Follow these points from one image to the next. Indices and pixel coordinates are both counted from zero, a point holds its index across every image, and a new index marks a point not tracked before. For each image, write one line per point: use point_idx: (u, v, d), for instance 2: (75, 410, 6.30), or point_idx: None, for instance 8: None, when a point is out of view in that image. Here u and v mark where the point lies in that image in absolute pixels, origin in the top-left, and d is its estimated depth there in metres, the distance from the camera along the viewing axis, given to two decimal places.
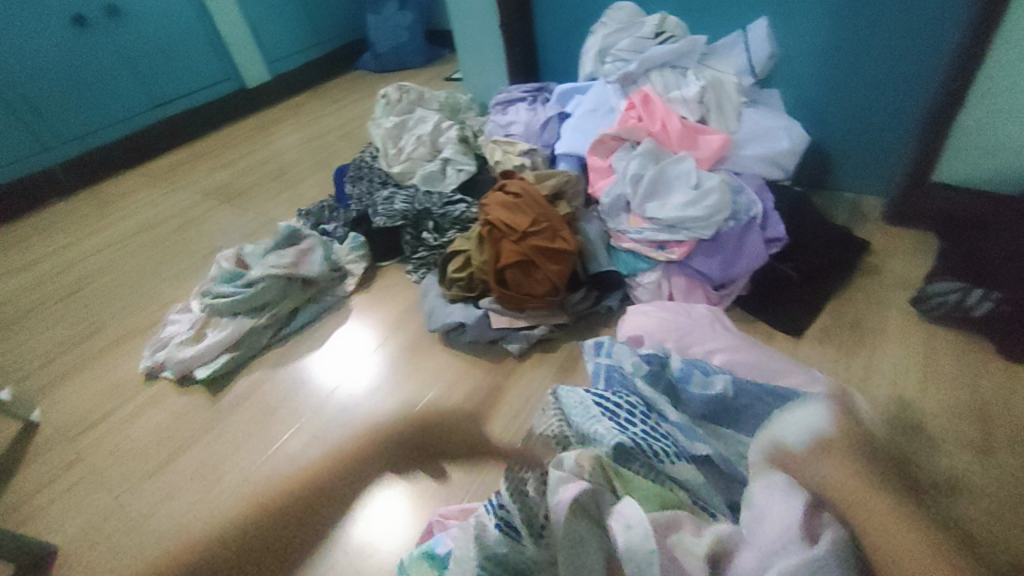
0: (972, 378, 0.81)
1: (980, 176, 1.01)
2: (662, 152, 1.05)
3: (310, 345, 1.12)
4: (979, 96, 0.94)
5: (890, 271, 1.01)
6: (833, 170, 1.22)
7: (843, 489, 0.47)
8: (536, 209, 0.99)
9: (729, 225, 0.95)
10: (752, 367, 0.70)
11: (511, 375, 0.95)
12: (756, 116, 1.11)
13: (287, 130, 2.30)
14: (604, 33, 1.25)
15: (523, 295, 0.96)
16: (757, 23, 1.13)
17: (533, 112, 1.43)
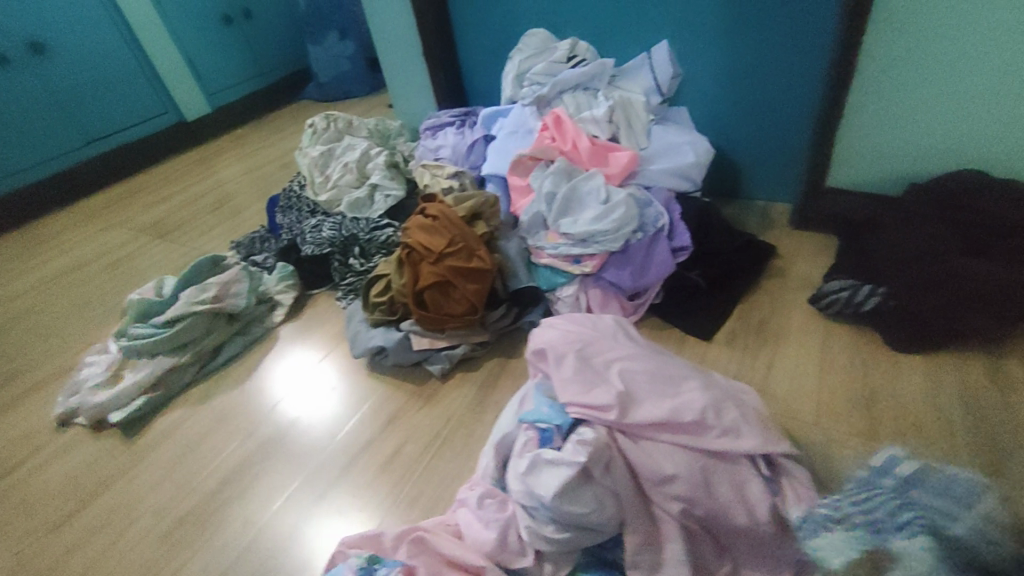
0: (862, 369, 0.86)
1: (865, 180, 1.08)
2: (575, 170, 1.09)
3: (236, 379, 1.09)
4: (856, 109, 1.01)
5: (793, 273, 1.06)
6: (743, 180, 1.29)
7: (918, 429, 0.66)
8: (452, 230, 1.00)
9: (638, 237, 0.99)
10: (652, 371, 0.68)
11: (434, 396, 0.95)
12: (663, 133, 1.16)
13: (226, 161, 2.27)
14: (519, 58, 1.29)
15: (443, 315, 0.97)
16: (660, 44, 1.18)
17: (461, 135, 1.46)
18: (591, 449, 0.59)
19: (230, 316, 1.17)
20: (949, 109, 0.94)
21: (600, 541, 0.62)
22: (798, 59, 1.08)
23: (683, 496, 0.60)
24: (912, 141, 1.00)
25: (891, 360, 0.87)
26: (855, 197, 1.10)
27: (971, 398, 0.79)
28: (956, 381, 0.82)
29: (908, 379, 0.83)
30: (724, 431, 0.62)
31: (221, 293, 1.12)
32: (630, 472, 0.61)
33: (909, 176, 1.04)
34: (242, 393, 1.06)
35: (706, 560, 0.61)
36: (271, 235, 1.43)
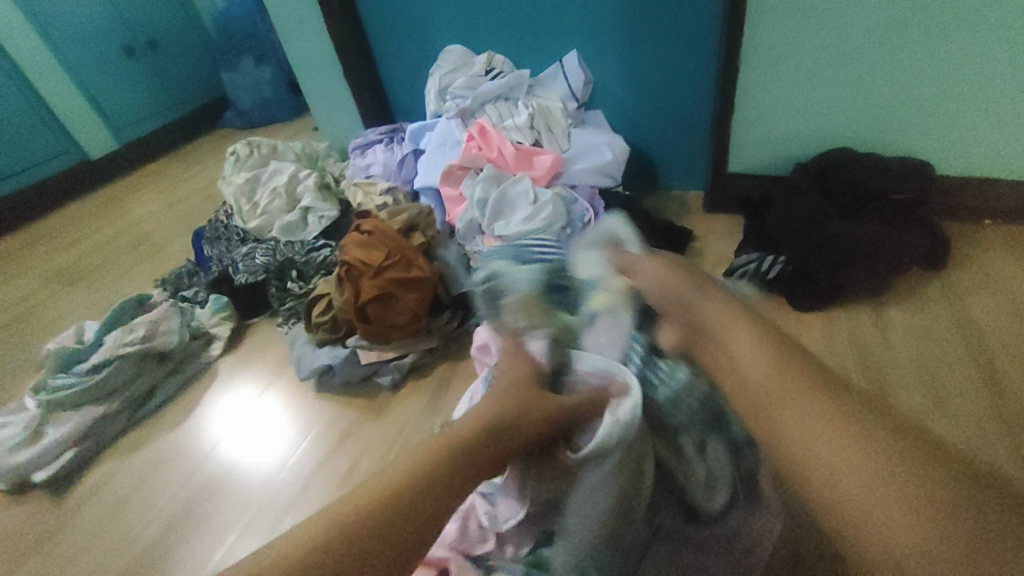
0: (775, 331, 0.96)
1: (762, 164, 1.20)
2: (502, 176, 1.14)
3: (174, 420, 1.06)
4: (745, 103, 1.13)
5: (710, 254, 1.17)
6: (660, 173, 1.39)
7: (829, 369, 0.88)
8: (390, 243, 1.03)
9: (566, 233, 1.06)
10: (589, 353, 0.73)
11: (386, 408, 0.97)
12: (581, 134, 1.24)
13: (143, 197, 2.16)
14: (440, 74, 1.33)
15: (387, 327, 0.99)
16: (570, 53, 1.27)
17: (389, 151, 1.47)
18: None
19: (162, 356, 1.13)
20: (819, 99, 1.08)
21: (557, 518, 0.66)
22: (693, 58, 1.20)
23: None
24: (796, 126, 1.13)
25: (796, 319, 0.98)
26: (756, 179, 1.22)
27: (861, 343, 0.91)
28: (848, 329, 0.94)
29: (812, 334, 0.94)
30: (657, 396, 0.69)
31: (150, 332, 1.09)
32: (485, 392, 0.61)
33: (797, 157, 1.17)
34: (184, 432, 1.03)
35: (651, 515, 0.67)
36: (200, 268, 1.38)
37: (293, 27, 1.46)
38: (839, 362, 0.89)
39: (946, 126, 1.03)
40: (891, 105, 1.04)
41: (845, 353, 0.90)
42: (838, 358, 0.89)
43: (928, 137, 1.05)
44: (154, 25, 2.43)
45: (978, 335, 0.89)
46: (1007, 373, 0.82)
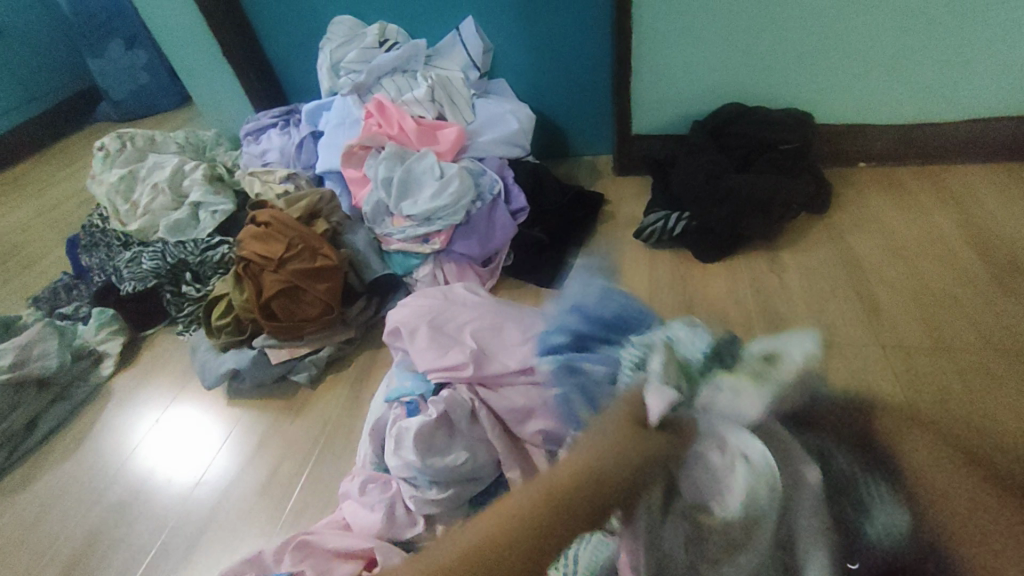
0: (682, 284, 1.02)
1: (663, 124, 1.24)
2: (406, 152, 1.09)
3: (66, 450, 0.95)
4: (641, 64, 1.15)
5: (621, 216, 1.19)
6: (569, 140, 1.39)
7: (741, 319, 0.93)
8: (289, 232, 0.96)
9: (477, 206, 1.04)
10: (500, 325, 0.74)
11: (306, 406, 0.93)
12: (486, 105, 1.21)
13: (6, 206, 1.89)
14: (330, 48, 1.24)
15: (296, 322, 0.94)
16: (466, 20, 1.22)
17: (286, 135, 1.37)
18: (446, 405, 0.64)
19: (42, 383, 1.01)
20: (707, 57, 1.11)
21: (483, 488, 0.67)
22: (589, 21, 1.19)
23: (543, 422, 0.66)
24: (690, 84, 1.16)
25: (702, 271, 1.04)
26: (658, 140, 1.25)
27: (761, 287, 0.98)
28: (748, 275, 1.00)
29: (716, 284, 1.00)
30: None
31: (23, 357, 0.97)
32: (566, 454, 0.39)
33: (693, 115, 1.21)
34: (79, 462, 0.93)
35: None
36: (80, 281, 1.24)
37: (156, 2, 1.31)
38: (744, 309, 0.95)
39: (821, 77, 1.10)
40: (772, 59, 1.10)
41: (750, 299, 0.96)
42: (741, 304, 0.95)
43: (807, 89, 1.12)
44: None
45: (856, 267, 0.98)
46: (881, 299, 0.92)
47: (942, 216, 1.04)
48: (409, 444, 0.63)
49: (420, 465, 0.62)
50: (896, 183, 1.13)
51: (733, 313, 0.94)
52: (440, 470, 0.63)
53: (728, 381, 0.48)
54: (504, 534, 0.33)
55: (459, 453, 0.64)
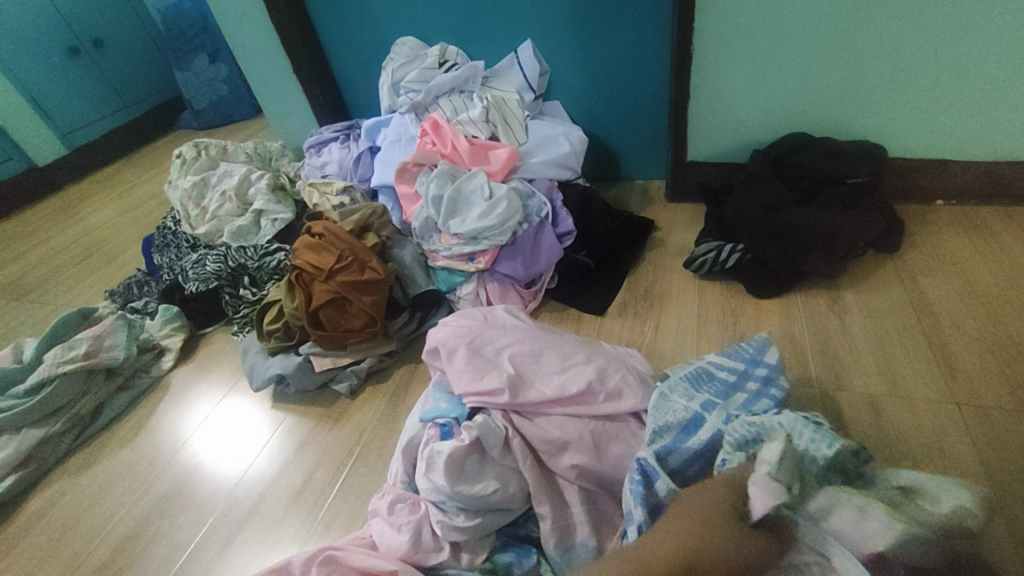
0: (732, 320, 0.97)
1: (720, 152, 1.20)
2: (457, 171, 1.11)
3: (125, 437, 1.02)
4: (700, 90, 1.12)
5: (671, 243, 1.16)
6: (621, 164, 1.37)
7: (798, 361, 0.87)
8: (341, 245, 1.00)
9: (524, 228, 1.04)
10: (539, 352, 0.73)
11: (344, 415, 0.95)
12: (538, 126, 1.22)
13: (94, 203, 2.07)
14: (392, 68, 1.29)
15: (341, 332, 0.96)
16: (525, 43, 1.24)
17: (345, 149, 1.43)
18: (479, 431, 0.64)
19: (110, 372, 1.08)
20: (771, 85, 1.08)
21: (511, 519, 0.66)
22: (648, 46, 1.18)
23: (576, 457, 0.65)
24: (752, 110, 1.12)
25: (754, 306, 0.99)
26: (714, 167, 1.22)
27: (818, 328, 0.92)
28: (805, 314, 0.95)
29: (769, 322, 0.95)
30: (608, 395, 0.68)
31: (94, 348, 1.04)
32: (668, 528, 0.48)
33: (752, 144, 1.17)
34: (136, 450, 0.99)
35: (609, 516, 0.65)
36: (150, 278, 1.33)
37: (236, 21, 1.40)
38: (800, 351, 0.89)
39: (897, 107, 1.04)
40: (841, 89, 1.04)
41: (808, 341, 0.90)
42: (797, 346, 0.90)
43: (880, 119, 1.06)
44: (100, 23, 2.32)
45: (930, 314, 0.90)
46: (958, 351, 0.84)
47: None
48: (438, 468, 0.63)
49: (449, 490, 0.62)
50: (977, 224, 1.05)
51: (787, 354, 0.89)
52: (466, 499, 0.62)
53: (854, 494, 0.47)
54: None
55: (487, 483, 0.63)
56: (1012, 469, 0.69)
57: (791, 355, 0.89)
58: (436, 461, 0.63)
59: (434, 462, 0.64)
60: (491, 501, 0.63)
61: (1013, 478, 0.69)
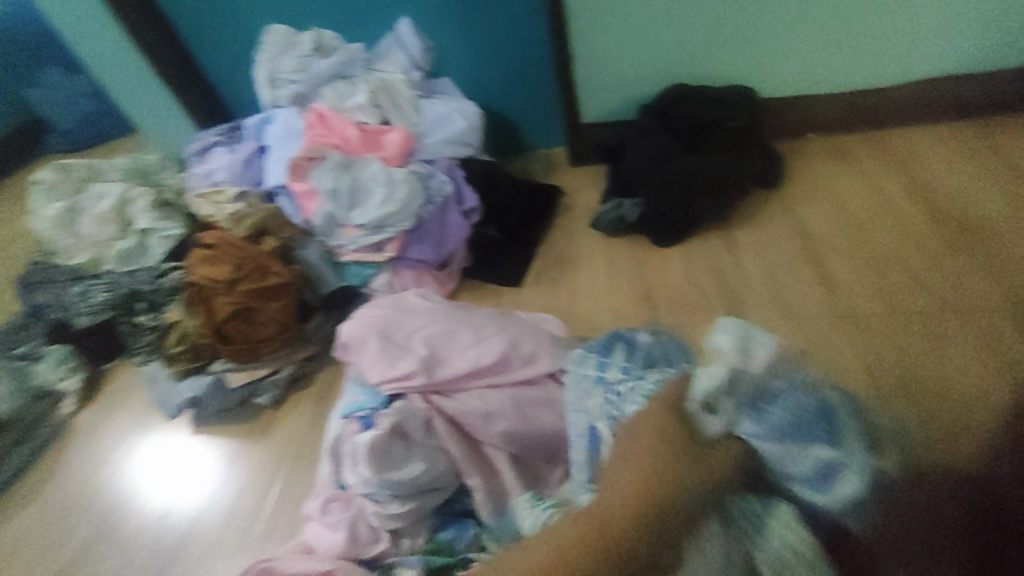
0: (641, 272, 1.02)
1: (611, 112, 1.24)
2: (351, 159, 1.08)
3: (34, 489, 0.96)
4: (581, 53, 1.15)
5: (578, 206, 1.19)
6: (524, 135, 1.36)
7: (699, 304, 0.94)
8: (237, 252, 0.93)
9: (428, 210, 1.02)
10: (452, 330, 0.73)
11: (270, 428, 0.91)
12: (431, 105, 1.19)
13: None
14: (265, 59, 1.21)
15: (252, 343, 0.91)
16: (402, 21, 1.21)
17: (234, 152, 1.31)
18: (399, 415, 0.65)
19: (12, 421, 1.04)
20: (647, 41, 1.12)
21: (445, 497, 0.66)
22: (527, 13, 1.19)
23: (501, 425, 0.66)
24: (632, 66, 1.16)
25: (659, 255, 1.04)
26: (608, 127, 1.25)
27: (716, 267, 0.99)
28: (704, 256, 1.02)
29: (674, 268, 1.01)
30: (524, 360, 0.70)
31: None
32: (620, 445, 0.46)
33: (638, 101, 1.21)
34: (45, 503, 0.92)
35: (541, 474, 0.68)
36: (29, 321, 1.13)
37: (79, 26, 1.26)
38: (701, 295, 0.95)
39: (758, 50, 1.11)
40: (710, 38, 1.10)
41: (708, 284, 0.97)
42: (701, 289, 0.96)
43: (746, 64, 1.13)
44: None
45: (808, 240, 0.99)
46: (833, 269, 0.93)
47: (892, 181, 1.05)
48: (362, 462, 0.63)
49: (377, 479, 0.62)
50: (842, 152, 1.15)
51: (690, 297, 0.96)
52: (397, 484, 0.63)
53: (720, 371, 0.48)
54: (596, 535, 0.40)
55: (416, 464, 0.63)
56: (887, 367, 0.79)
57: (694, 295, 0.96)
58: (361, 453, 0.63)
59: (359, 455, 0.63)
60: (421, 482, 0.64)
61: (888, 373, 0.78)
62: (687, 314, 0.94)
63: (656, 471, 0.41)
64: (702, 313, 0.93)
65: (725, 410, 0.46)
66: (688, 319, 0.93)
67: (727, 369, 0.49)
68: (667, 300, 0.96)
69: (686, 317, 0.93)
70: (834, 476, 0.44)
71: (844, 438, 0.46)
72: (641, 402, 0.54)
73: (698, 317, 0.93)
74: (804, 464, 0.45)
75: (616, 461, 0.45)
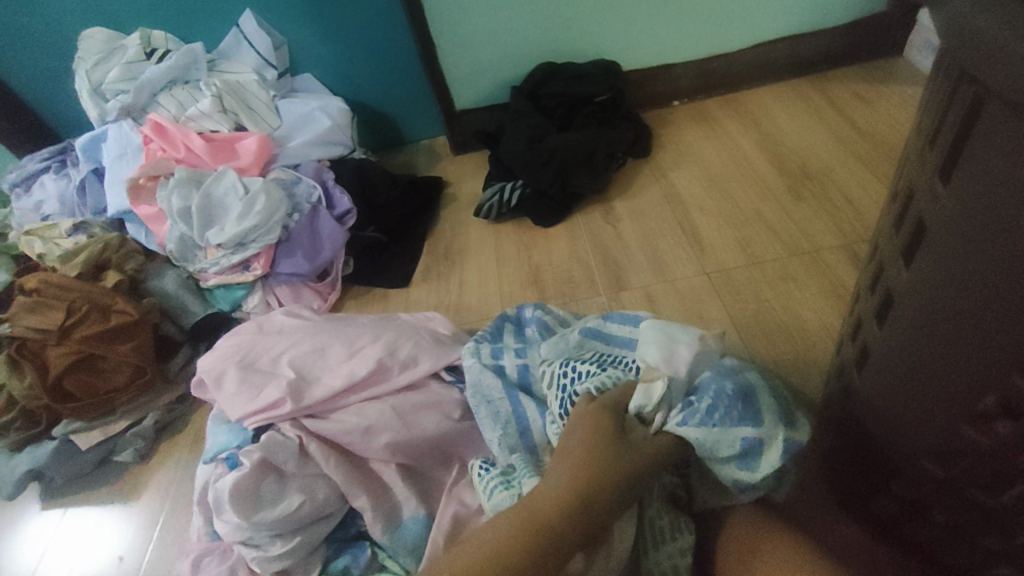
0: (528, 255, 1.01)
1: (484, 96, 1.21)
2: (201, 173, 0.97)
3: None
4: (442, 37, 1.11)
5: (462, 195, 1.16)
6: (400, 128, 1.31)
7: (585, 279, 0.95)
8: (68, 295, 0.82)
9: (295, 219, 0.96)
10: (322, 346, 0.68)
11: (138, 485, 0.81)
12: (289, 105, 1.10)
13: None
14: (85, 69, 1.07)
15: (101, 396, 0.82)
16: (245, 15, 1.09)
17: (65, 178, 1.15)
18: (264, 447, 0.58)
19: None
20: (506, 20, 1.10)
21: (334, 524, 0.62)
22: None
23: (383, 439, 0.62)
24: (495, 48, 1.14)
25: (545, 236, 1.04)
26: (483, 112, 1.23)
27: (598, 240, 1.01)
28: (587, 231, 1.03)
29: (560, 247, 1.01)
30: (402, 365, 0.67)
31: None
32: (557, 449, 0.46)
33: (509, 82, 1.20)
34: None
35: (434, 480, 0.65)
36: None
37: None
38: (586, 270, 0.96)
39: (615, 23, 1.13)
40: (566, 14, 1.10)
41: (593, 258, 0.98)
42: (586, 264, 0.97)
43: (606, 37, 1.15)
44: None
45: (680, 204, 1.03)
46: (704, 229, 0.98)
47: (747, 139, 1.12)
48: (227, 508, 0.57)
49: (249, 522, 0.56)
50: (705, 116, 1.20)
51: (576, 273, 0.96)
52: (274, 522, 0.57)
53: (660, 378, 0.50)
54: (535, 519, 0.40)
55: (293, 496, 0.59)
56: (755, 314, 0.84)
57: (581, 271, 0.97)
58: (226, 498, 0.57)
59: (224, 500, 0.57)
60: (303, 513, 0.59)
61: (754, 319, 0.83)
62: (576, 290, 0.94)
63: (589, 465, 0.42)
64: (589, 287, 0.94)
65: (655, 416, 0.48)
66: (576, 295, 0.93)
67: (652, 379, 0.50)
68: (555, 280, 0.96)
69: (573, 293, 0.94)
70: (753, 455, 0.47)
71: (763, 413, 0.47)
72: (578, 381, 0.54)
73: (585, 292, 0.93)
74: (728, 448, 0.46)
75: (550, 463, 0.45)
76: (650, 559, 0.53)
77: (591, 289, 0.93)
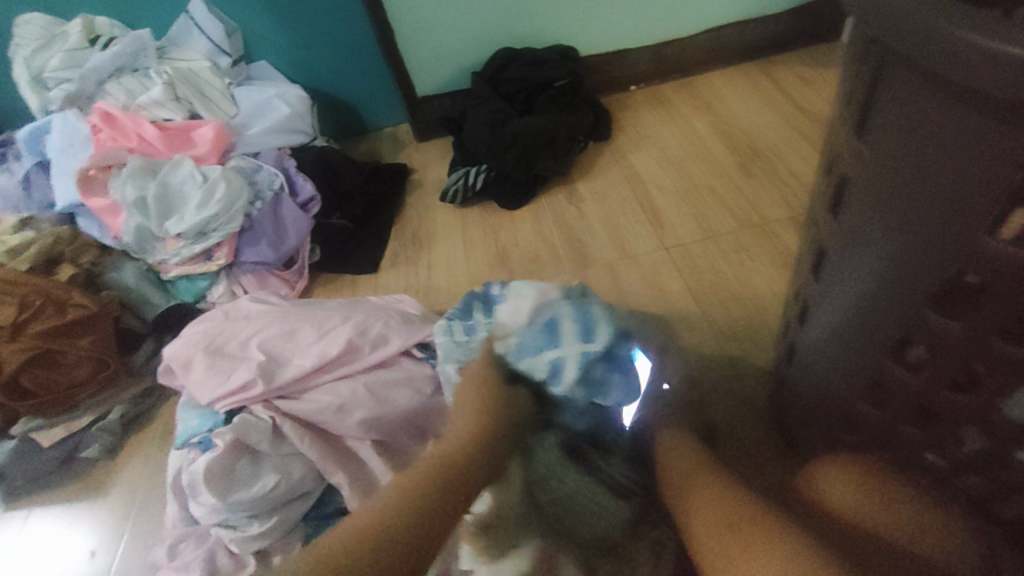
0: (494, 238, 1.03)
1: (445, 83, 1.22)
2: (156, 163, 0.95)
3: None
4: (401, 23, 1.11)
5: (427, 182, 1.17)
6: (362, 116, 1.30)
7: (550, 259, 0.98)
8: (20, 289, 0.80)
9: (257, 207, 0.95)
10: (291, 329, 0.68)
11: (106, 481, 0.79)
12: (246, 92, 1.08)
13: None
14: (25, 57, 1.02)
15: (62, 392, 0.80)
16: (195, 0, 1.06)
17: (8, 173, 1.10)
18: (238, 429, 0.59)
19: None
20: (464, 6, 1.11)
21: (313, 501, 0.63)
22: None
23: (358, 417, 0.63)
24: (455, 34, 1.14)
25: (510, 218, 1.06)
26: (446, 98, 1.23)
27: (562, 220, 1.03)
28: (551, 213, 1.05)
29: (525, 229, 1.04)
30: (373, 345, 0.68)
31: None
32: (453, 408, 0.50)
33: (470, 68, 1.20)
34: None
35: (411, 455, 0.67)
36: None
37: None
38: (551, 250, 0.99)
39: (572, 9, 1.16)
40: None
41: (557, 239, 1.01)
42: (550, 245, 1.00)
43: (564, 23, 1.17)
44: None
45: (639, 184, 1.07)
46: (661, 206, 1.02)
47: (700, 120, 1.17)
48: (203, 488, 0.58)
49: (226, 501, 0.57)
50: (661, 99, 1.24)
51: (542, 253, 0.99)
52: (252, 501, 0.58)
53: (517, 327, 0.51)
54: (426, 478, 0.43)
55: (269, 475, 0.60)
56: (709, 285, 0.88)
57: (546, 251, 0.99)
58: (202, 479, 0.57)
59: (200, 482, 0.58)
60: (280, 491, 0.60)
61: (707, 289, 0.88)
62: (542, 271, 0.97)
63: (478, 418, 0.48)
64: (554, 267, 0.97)
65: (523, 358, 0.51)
66: (542, 274, 0.96)
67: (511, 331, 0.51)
68: (522, 260, 0.99)
69: (540, 273, 0.97)
70: (603, 389, 0.49)
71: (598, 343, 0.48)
72: None
73: (551, 271, 0.96)
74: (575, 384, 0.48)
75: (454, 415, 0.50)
76: (570, 528, 0.54)
77: (557, 268, 0.96)
